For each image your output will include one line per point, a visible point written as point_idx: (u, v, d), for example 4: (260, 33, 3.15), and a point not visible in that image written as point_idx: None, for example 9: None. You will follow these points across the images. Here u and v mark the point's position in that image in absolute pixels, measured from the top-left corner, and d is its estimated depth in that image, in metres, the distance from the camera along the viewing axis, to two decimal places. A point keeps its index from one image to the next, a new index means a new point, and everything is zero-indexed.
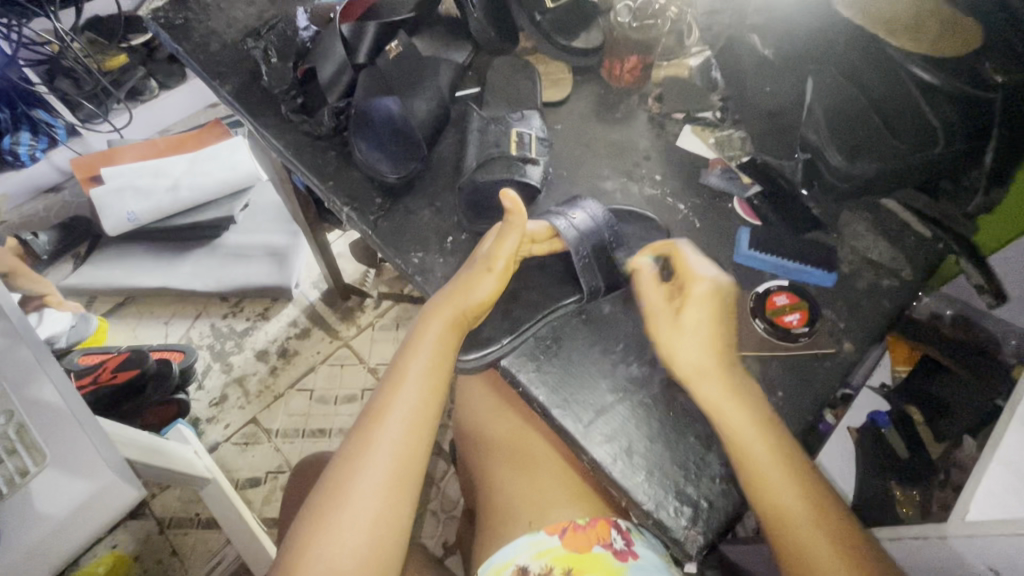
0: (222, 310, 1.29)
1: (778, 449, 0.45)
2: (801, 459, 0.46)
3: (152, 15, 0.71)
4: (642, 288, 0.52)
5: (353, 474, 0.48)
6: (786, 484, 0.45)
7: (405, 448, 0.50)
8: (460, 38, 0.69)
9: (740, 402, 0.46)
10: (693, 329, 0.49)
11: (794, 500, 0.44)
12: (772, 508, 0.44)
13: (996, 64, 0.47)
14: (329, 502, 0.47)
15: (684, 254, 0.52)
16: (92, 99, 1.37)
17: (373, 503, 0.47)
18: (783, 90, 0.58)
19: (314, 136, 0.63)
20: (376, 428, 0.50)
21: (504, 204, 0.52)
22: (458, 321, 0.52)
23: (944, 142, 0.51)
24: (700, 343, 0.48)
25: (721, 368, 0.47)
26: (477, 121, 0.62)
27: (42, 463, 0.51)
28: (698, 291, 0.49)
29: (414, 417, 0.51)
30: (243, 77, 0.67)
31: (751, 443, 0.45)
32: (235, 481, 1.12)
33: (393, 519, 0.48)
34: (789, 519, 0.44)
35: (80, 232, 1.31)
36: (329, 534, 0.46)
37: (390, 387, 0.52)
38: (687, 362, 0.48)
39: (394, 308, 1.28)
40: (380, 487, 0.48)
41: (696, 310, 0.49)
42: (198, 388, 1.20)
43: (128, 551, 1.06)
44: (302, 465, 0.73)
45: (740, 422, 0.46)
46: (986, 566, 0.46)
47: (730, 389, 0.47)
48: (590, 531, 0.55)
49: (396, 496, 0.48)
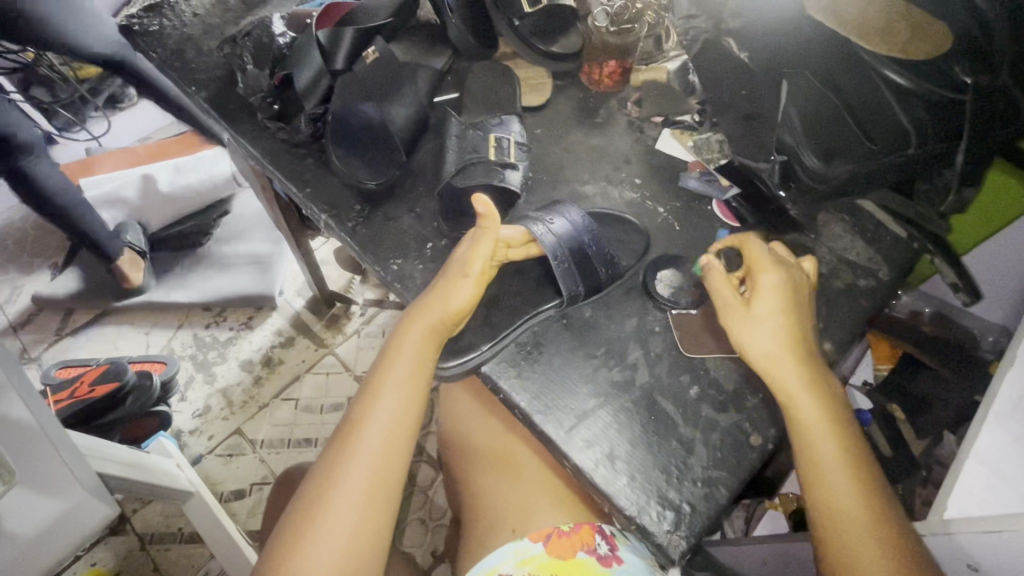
0: (203, 320, 1.27)
1: (846, 451, 0.44)
2: (864, 461, 0.45)
3: (125, 21, 0.70)
4: (709, 278, 0.51)
5: (331, 487, 0.47)
6: (838, 465, 0.44)
7: (382, 460, 0.49)
8: (440, 45, 0.69)
9: (814, 397, 0.46)
10: (767, 319, 0.48)
11: (850, 500, 0.43)
12: (827, 503, 0.43)
13: (966, 67, 0.45)
14: (307, 515, 0.47)
15: (754, 246, 0.52)
16: (69, 107, 1.37)
17: (349, 515, 0.47)
18: (761, 92, 0.57)
19: (291, 144, 0.63)
20: (354, 440, 0.49)
21: (477, 208, 0.52)
22: (438, 329, 0.51)
23: (916, 144, 0.52)
24: (769, 334, 0.47)
25: (796, 356, 0.47)
26: (455, 126, 0.61)
27: (10, 482, 0.50)
28: (767, 283, 0.49)
29: (391, 426, 0.50)
30: (221, 84, 0.66)
31: (818, 437, 0.45)
32: (219, 494, 1.10)
33: (372, 526, 0.47)
34: (838, 518, 0.43)
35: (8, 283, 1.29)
36: (306, 548, 0.45)
37: (368, 396, 0.51)
38: (758, 349, 0.47)
39: (380, 315, 1.27)
40: (358, 499, 0.47)
41: (767, 301, 0.48)
42: (181, 400, 1.18)
43: (110, 568, 1.04)
44: (287, 475, 0.76)
45: (807, 415, 0.45)
46: (964, 563, 0.45)
47: (784, 366, 0.46)
48: (574, 536, 0.54)
49: (374, 505, 0.48)
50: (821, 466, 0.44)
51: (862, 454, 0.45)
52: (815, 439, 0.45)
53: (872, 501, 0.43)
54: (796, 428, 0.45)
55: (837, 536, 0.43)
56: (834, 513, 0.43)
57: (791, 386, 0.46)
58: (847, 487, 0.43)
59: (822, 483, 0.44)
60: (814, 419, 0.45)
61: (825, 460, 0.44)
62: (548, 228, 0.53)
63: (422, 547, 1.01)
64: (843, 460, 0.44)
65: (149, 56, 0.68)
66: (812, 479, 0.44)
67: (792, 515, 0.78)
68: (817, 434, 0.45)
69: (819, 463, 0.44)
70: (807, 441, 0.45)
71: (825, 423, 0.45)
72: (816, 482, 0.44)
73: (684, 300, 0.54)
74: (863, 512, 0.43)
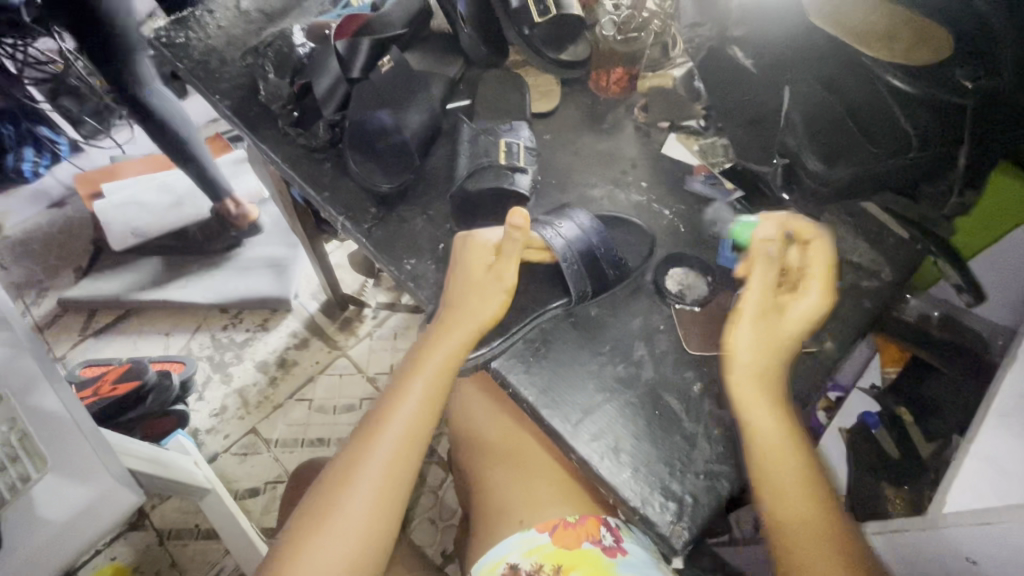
0: (221, 321, 1.30)
1: (796, 460, 0.47)
2: (810, 467, 0.48)
3: (154, 33, 0.73)
4: (757, 250, 0.50)
5: (349, 480, 0.49)
6: (791, 477, 0.47)
7: (398, 462, 0.51)
8: (453, 55, 0.71)
9: (767, 408, 0.47)
10: (783, 339, 0.49)
11: (797, 504, 0.46)
12: (779, 509, 0.46)
13: (968, 73, 0.46)
14: (324, 506, 0.49)
15: (824, 253, 0.50)
16: (97, 116, 1.44)
17: (362, 512, 0.49)
18: (762, 98, 0.60)
19: (310, 149, 0.65)
20: (375, 437, 0.51)
21: (516, 219, 0.52)
22: (464, 341, 0.53)
23: (917, 149, 0.53)
24: (756, 341, 0.49)
25: (760, 369, 0.48)
26: (467, 133, 0.63)
27: (43, 469, 0.53)
28: (806, 303, 0.49)
29: (410, 428, 0.52)
30: (243, 93, 0.69)
31: (774, 449, 0.46)
32: (234, 492, 1.13)
33: (383, 522, 0.49)
34: (790, 522, 0.46)
35: (33, 284, 1.34)
36: (321, 535, 0.48)
37: (390, 399, 0.53)
38: (745, 361, 0.48)
39: (393, 317, 1.30)
40: (371, 497, 0.49)
41: (796, 325, 0.49)
42: (198, 399, 1.21)
43: (128, 563, 1.06)
44: (301, 472, 0.79)
45: (761, 426, 0.47)
46: (963, 557, 0.45)
47: (748, 380, 0.48)
48: (580, 528, 0.55)
49: (387, 502, 0.49)
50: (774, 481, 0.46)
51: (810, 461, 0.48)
52: (770, 451, 0.46)
53: (816, 503, 0.47)
54: (749, 439, 0.47)
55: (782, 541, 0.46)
56: (786, 517, 0.46)
57: (751, 400, 0.48)
58: (796, 492, 0.46)
59: (777, 492, 0.46)
60: (768, 430, 0.47)
61: (777, 468, 0.46)
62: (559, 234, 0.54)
63: (432, 546, 1.02)
64: (792, 466, 0.47)
65: (175, 67, 0.72)
66: (767, 489, 0.46)
67: None
68: (773, 446, 0.47)
69: (773, 471, 0.46)
70: (763, 453, 0.46)
71: (779, 436, 0.47)
72: (772, 491, 0.46)
73: (690, 298, 0.55)
74: (811, 516, 0.46)
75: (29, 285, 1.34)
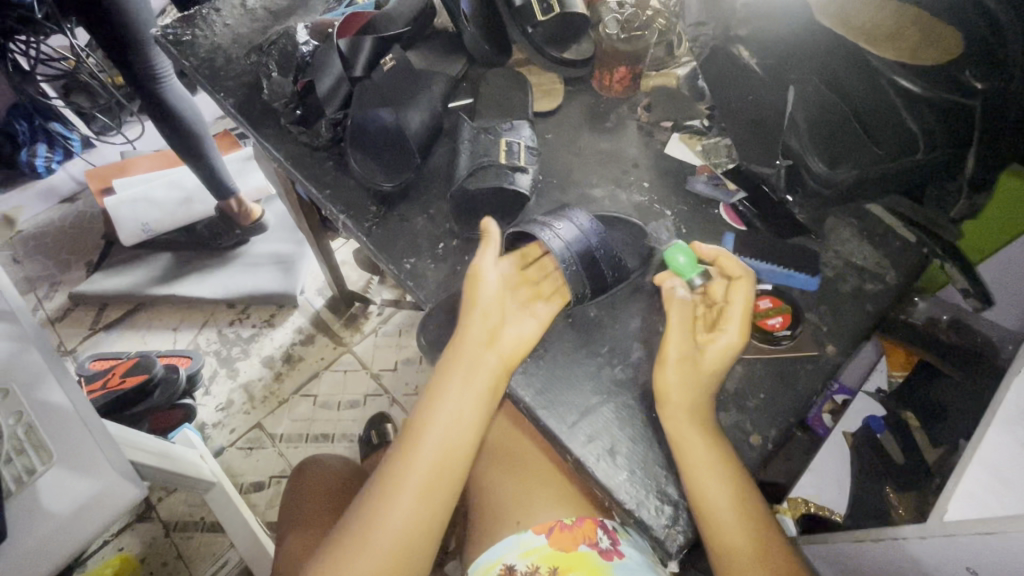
0: (228, 317, 1.31)
1: (737, 494, 0.46)
2: (750, 500, 0.47)
3: (161, 31, 0.74)
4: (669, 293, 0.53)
5: (375, 530, 0.46)
6: (728, 509, 0.45)
7: (452, 438, 0.50)
8: (455, 53, 0.71)
9: (704, 441, 0.46)
10: (700, 378, 0.49)
11: (735, 534, 0.45)
12: (719, 542, 0.45)
13: (975, 72, 0.46)
14: (383, 484, 0.48)
15: (742, 295, 0.50)
16: (107, 112, 1.48)
17: (417, 490, 0.48)
18: (766, 98, 0.59)
19: (312, 147, 0.66)
20: (400, 483, 0.48)
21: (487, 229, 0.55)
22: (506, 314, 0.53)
23: (924, 151, 0.52)
24: (683, 382, 0.48)
25: (692, 402, 0.48)
26: (467, 131, 0.63)
27: (48, 463, 0.55)
28: (716, 345, 0.49)
29: (436, 473, 0.49)
30: (248, 91, 0.70)
31: (710, 485, 0.45)
32: (239, 485, 1.14)
33: (409, 574, 0.47)
34: (730, 554, 0.45)
35: (45, 278, 1.36)
36: (375, 524, 0.46)
37: (442, 376, 0.52)
38: (673, 399, 0.48)
39: (397, 314, 1.30)
40: (426, 475, 0.48)
41: (713, 365, 0.49)
42: (205, 394, 1.23)
43: (136, 553, 1.08)
44: (302, 468, 0.81)
45: (700, 460, 0.45)
46: (964, 566, 0.45)
47: (682, 414, 0.47)
48: (576, 530, 0.55)
49: (439, 486, 0.49)
50: (712, 516, 0.45)
51: (752, 493, 0.47)
52: (709, 486, 0.45)
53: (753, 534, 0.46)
54: (687, 474, 0.45)
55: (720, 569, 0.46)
56: (725, 550, 0.45)
57: (689, 431, 0.46)
58: (736, 525, 0.45)
59: (717, 528, 0.45)
60: (707, 464, 0.45)
61: (716, 505, 0.45)
62: (561, 239, 0.53)
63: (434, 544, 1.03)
64: (734, 500, 0.45)
65: (182, 64, 0.72)
66: (709, 526, 0.45)
67: (800, 519, 0.79)
68: (712, 482, 0.45)
69: (713, 508, 0.45)
70: (700, 487, 0.45)
71: (714, 466, 0.46)
72: (711, 527, 0.45)
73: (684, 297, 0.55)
74: (748, 546, 0.46)
75: (41, 278, 1.36)
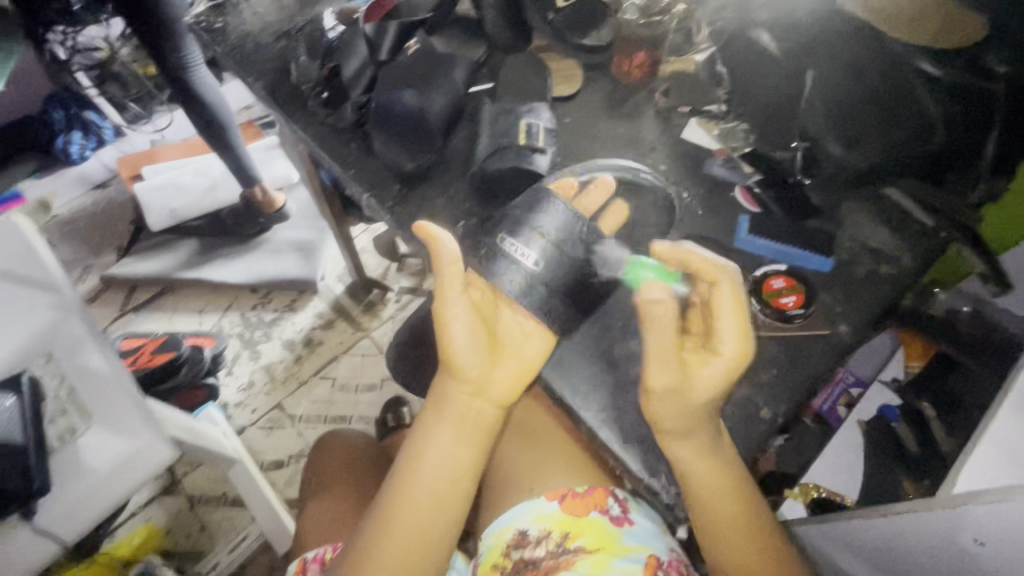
0: (250, 301, 1.35)
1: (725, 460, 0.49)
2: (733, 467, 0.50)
3: (193, 18, 0.76)
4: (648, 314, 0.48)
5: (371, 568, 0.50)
6: (726, 478, 0.49)
7: (442, 483, 0.53)
8: (475, 36, 0.71)
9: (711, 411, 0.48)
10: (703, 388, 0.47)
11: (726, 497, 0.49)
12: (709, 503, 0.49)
13: (1000, 57, 0.51)
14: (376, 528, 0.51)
15: (722, 305, 0.48)
16: (138, 100, 1.51)
17: (410, 532, 0.51)
18: (781, 83, 0.59)
19: (337, 129, 0.68)
20: (395, 524, 0.51)
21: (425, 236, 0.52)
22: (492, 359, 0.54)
23: (941, 134, 0.54)
24: (718, 375, 0.47)
25: (716, 384, 0.47)
26: (488, 113, 0.65)
27: (88, 422, 0.59)
28: (710, 363, 0.47)
29: (426, 520, 0.52)
30: (276, 75, 0.72)
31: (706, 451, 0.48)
32: (260, 462, 1.18)
33: None
34: (720, 513, 0.49)
35: (78, 261, 1.41)
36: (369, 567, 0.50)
37: (430, 424, 0.54)
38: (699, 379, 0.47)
39: (414, 302, 1.33)
40: (417, 518, 0.52)
41: (707, 377, 0.47)
42: (228, 374, 1.27)
43: (161, 524, 1.12)
44: (322, 445, 0.83)
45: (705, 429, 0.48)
46: (971, 539, 0.45)
47: (704, 390, 0.47)
48: (587, 498, 0.56)
49: (431, 528, 0.52)
50: (704, 477, 0.48)
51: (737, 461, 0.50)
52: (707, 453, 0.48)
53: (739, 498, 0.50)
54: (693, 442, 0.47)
55: (716, 539, 0.50)
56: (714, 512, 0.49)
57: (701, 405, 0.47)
58: (725, 489, 0.49)
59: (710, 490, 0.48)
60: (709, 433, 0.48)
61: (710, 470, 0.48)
62: (560, 225, 0.50)
63: None
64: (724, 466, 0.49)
65: (214, 51, 0.75)
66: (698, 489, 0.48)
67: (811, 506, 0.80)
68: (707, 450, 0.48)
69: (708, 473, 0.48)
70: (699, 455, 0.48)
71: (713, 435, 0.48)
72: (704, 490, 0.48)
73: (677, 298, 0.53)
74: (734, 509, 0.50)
75: (75, 261, 1.41)
